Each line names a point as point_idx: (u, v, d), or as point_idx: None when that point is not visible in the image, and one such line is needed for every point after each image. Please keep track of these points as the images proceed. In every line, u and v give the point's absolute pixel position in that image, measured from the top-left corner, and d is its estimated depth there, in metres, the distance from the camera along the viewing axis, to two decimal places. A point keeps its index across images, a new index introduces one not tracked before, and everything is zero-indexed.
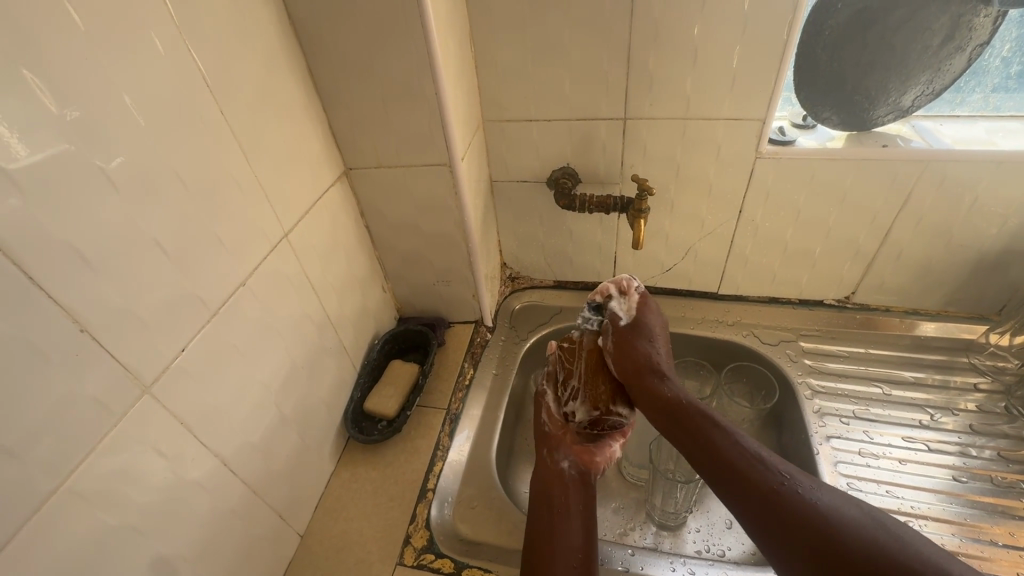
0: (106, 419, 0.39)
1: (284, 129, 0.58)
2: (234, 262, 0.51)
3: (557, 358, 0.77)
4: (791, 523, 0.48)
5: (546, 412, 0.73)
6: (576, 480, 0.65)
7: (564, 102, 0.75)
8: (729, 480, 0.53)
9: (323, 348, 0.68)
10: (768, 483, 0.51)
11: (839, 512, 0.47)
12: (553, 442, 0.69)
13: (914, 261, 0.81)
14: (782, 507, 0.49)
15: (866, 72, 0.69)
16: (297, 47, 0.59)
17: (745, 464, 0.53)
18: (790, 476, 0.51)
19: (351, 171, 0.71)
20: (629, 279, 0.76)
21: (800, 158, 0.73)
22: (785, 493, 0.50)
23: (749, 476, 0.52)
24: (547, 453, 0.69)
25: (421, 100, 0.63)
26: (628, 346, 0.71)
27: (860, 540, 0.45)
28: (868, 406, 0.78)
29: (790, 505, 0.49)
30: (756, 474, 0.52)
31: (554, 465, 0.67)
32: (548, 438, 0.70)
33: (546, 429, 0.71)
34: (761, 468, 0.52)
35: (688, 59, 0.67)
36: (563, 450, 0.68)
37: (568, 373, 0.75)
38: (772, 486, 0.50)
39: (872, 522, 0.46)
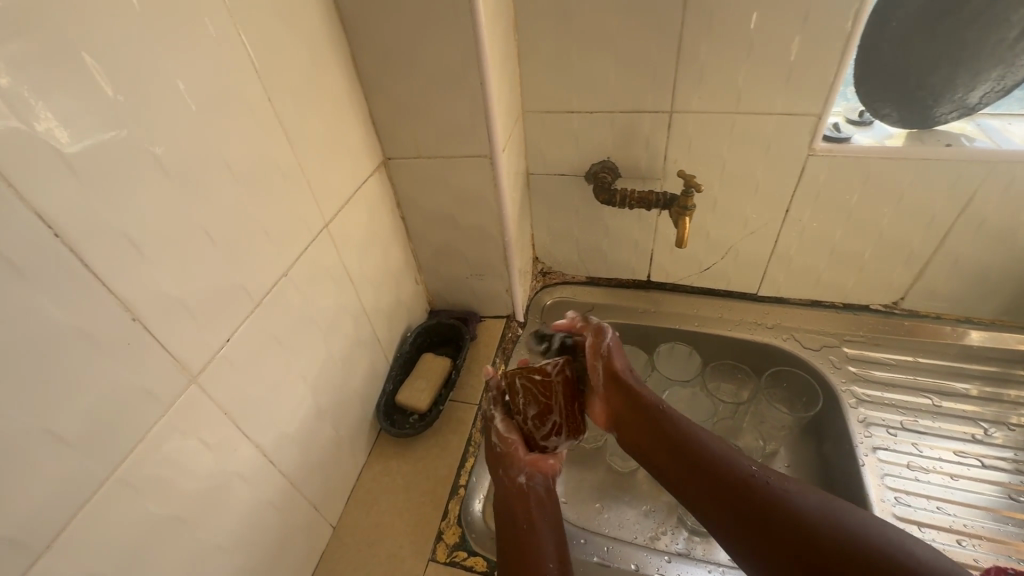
0: (155, 408, 0.39)
1: (328, 119, 0.57)
2: (277, 253, 0.51)
3: (524, 391, 0.62)
4: (761, 514, 0.51)
5: (496, 433, 0.65)
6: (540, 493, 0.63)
7: (608, 95, 0.72)
8: (707, 479, 0.56)
9: (358, 340, 0.68)
10: (741, 479, 0.54)
11: (802, 496, 0.51)
12: (506, 460, 0.63)
13: (971, 268, 0.77)
14: (754, 500, 0.52)
15: (932, 67, 0.65)
16: (342, 35, 0.58)
17: (718, 464, 0.56)
18: (758, 469, 0.55)
19: (389, 161, 0.70)
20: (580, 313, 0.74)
21: (855, 157, 0.70)
22: (755, 486, 0.53)
23: (723, 473, 0.55)
24: (503, 471, 0.64)
25: (464, 90, 0.61)
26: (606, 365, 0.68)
27: (822, 523, 0.47)
28: (916, 417, 0.75)
29: (762, 496, 0.52)
30: (730, 469, 0.55)
31: (515, 483, 0.62)
32: (499, 457, 0.64)
33: (497, 449, 0.64)
34: (733, 465, 0.55)
35: (743, 51, 0.64)
36: (518, 466, 0.63)
37: (543, 407, 0.63)
38: (744, 480, 0.53)
39: (834, 507, 0.49)
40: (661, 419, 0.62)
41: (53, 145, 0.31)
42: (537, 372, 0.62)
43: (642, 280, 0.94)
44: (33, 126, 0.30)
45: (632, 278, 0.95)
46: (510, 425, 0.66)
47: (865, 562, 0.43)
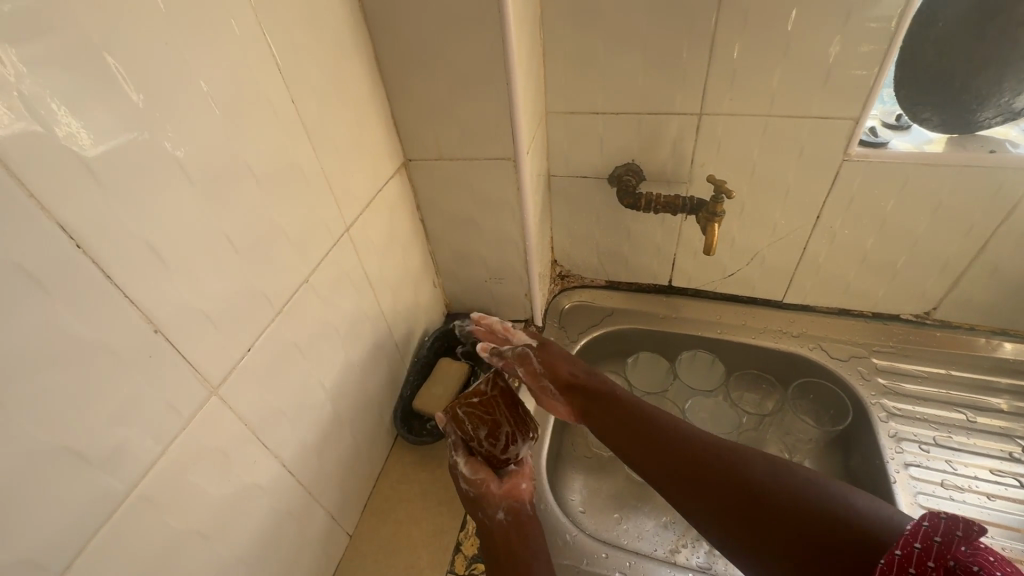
0: (176, 422, 0.38)
1: (350, 121, 0.56)
2: (298, 259, 0.49)
3: (468, 417, 0.61)
4: (713, 487, 0.49)
5: (463, 479, 0.61)
6: (525, 521, 0.60)
7: (636, 96, 0.70)
8: (655, 458, 0.54)
9: (376, 345, 0.66)
10: (689, 452, 0.52)
11: (752, 462, 0.49)
12: (482, 502, 0.60)
13: (1010, 278, 0.74)
14: (704, 473, 0.50)
15: (977, 71, 0.62)
16: (366, 34, 0.57)
17: (664, 440, 0.54)
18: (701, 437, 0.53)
19: (410, 162, 0.69)
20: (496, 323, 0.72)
21: (893, 162, 0.67)
22: (704, 457, 0.51)
23: (672, 450, 0.53)
24: (481, 514, 0.60)
25: (489, 91, 0.59)
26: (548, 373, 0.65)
27: (773, 487, 0.46)
28: (950, 433, 0.73)
29: (712, 468, 0.50)
30: (692, 447, 0.52)
31: (495, 523, 0.58)
32: (474, 501, 0.61)
33: (470, 494, 0.61)
34: (678, 439, 0.54)
35: (779, 52, 0.62)
36: (495, 502, 0.60)
37: (490, 424, 0.61)
38: (692, 453, 0.52)
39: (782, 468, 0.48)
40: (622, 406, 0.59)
41: (75, 150, 0.30)
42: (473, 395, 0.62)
43: (663, 284, 0.92)
44: (54, 131, 0.29)
45: (653, 283, 0.93)
46: (474, 463, 0.62)
47: (819, 525, 0.43)
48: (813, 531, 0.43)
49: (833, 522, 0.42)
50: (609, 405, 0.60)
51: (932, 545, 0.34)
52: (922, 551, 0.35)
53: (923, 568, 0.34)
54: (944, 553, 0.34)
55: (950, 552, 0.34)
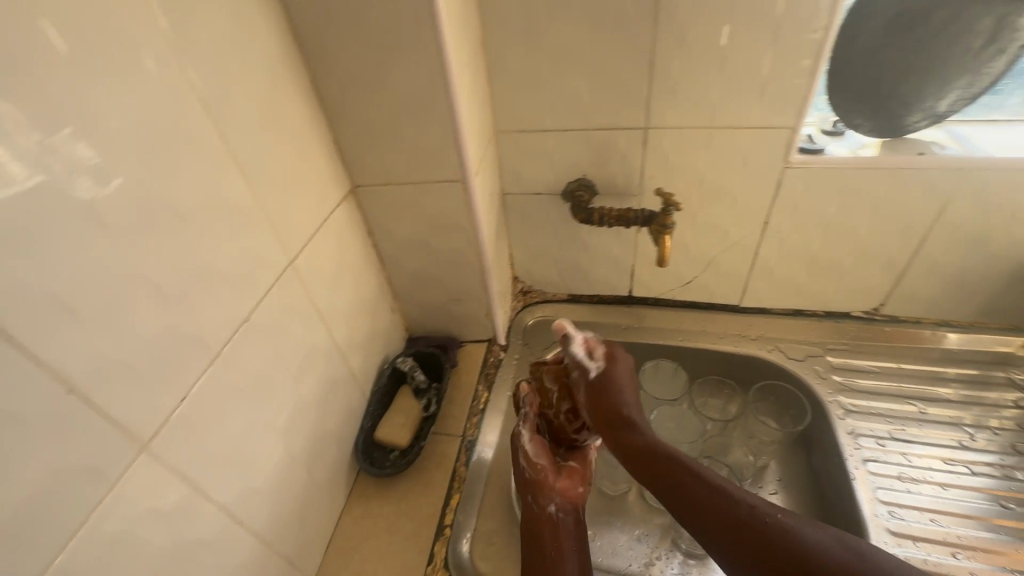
0: (101, 485, 0.35)
1: (289, 150, 0.54)
2: (237, 297, 0.47)
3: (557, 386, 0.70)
4: (765, 560, 0.45)
5: (525, 456, 0.65)
6: (570, 522, 0.61)
7: (582, 113, 0.71)
8: (700, 519, 0.49)
9: (331, 378, 0.64)
10: (739, 517, 0.47)
11: (798, 530, 0.45)
12: (537, 487, 0.63)
13: (948, 273, 0.77)
14: (756, 544, 0.45)
15: (902, 79, 0.65)
16: (301, 61, 0.55)
17: (713, 500, 0.49)
18: (754, 504, 0.48)
19: (358, 188, 0.67)
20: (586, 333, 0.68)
21: (831, 167, 0.70)
22: (755, 526, 0.46)
23: (719, 513, 0.48)
24: (533, 498, 0.62)
25: (432, 115, 0.59)
26: (603, 395, 0.63)
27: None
28: (903, 426, 0.75)
29: (764, 540, 0.45)
30: (724, 504, 0.48)
31: (546, 512, 0.61)
32: (529, 482, 0.63)
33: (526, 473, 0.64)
34: (726, 501, 0.49)
35: (715, 67, 0.64)
36: (550, 493, 0.63)
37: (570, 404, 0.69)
38: (741, 520, 0.47)
39: (848, 551, 0.43)
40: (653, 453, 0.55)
41: None
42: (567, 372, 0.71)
43: (624, 295, 0.93)
44: None
45: (614, 294, 0.93)
46: (539, 447, 0.66)
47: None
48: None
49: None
50: (651, 451, 0.55)
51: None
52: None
53: None
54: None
55: None
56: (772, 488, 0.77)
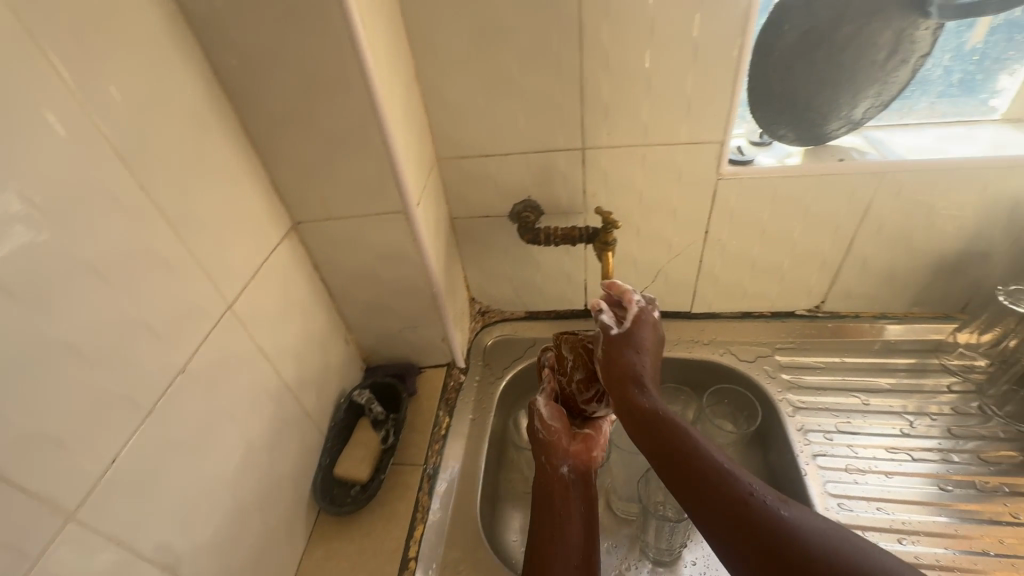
0: (20, 562, 0.34)
1: (220, 194, 0.54)
2: (171, 349, 0.47)
3: (575, 355, 0.72)
4: (756, 536, 0.46)
5: (540, 421, 0.71)
6: (579, 484, 0.67)
7: (520, 137, 0.72)
8: (699, 491, 0.50)
9: (282, 419, 0.63)
10: (740, 496, 0.48)
11: (795, 519, 0.46)
12: (550, 449, 0.69)
13: (879, 268, 0.81)
14: (751, 520, 0.46)
15: (818, 91, 0.69)
16: (228, 104, 0.55)
17: (717, 477, 0.50)
18: (759, 489, 0.49)
19: (300, 225, 0.67)
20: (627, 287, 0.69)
21: (760, 177, 0.73)
22: (755, 505, 0.47)
23: (721, 489, 0.49)
24: (546, 459, 0.69)
25: (367, 149, 0.59)
26: (617, 358, 0.63)
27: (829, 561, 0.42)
28: (849, 418, 0.78)
29: (760, 518, 0.46)
30: (725, 484, 0.49)
31: (557, 472, 0.68)
32: (543, 445, 0.70)
33: (540, 437, 0.70)
34: (731, 480, 0.49)
35: (641, 88, 0.66)
36: (562, 457, 0.68)
37: (588, 373, 0.72)
38: (742, 499, 0.48)
39: (839, 539, 0.44)
40: (662, 425, 0.55)
41: None
42: (590, 342, 0.72)
43: (580, 308, 0.94)
44: None
45: (570, 309, 0.94)
46: (555, 413, 0.72)
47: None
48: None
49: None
50: (661, 422, 0.55)
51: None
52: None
53: None
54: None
55: None
56: None
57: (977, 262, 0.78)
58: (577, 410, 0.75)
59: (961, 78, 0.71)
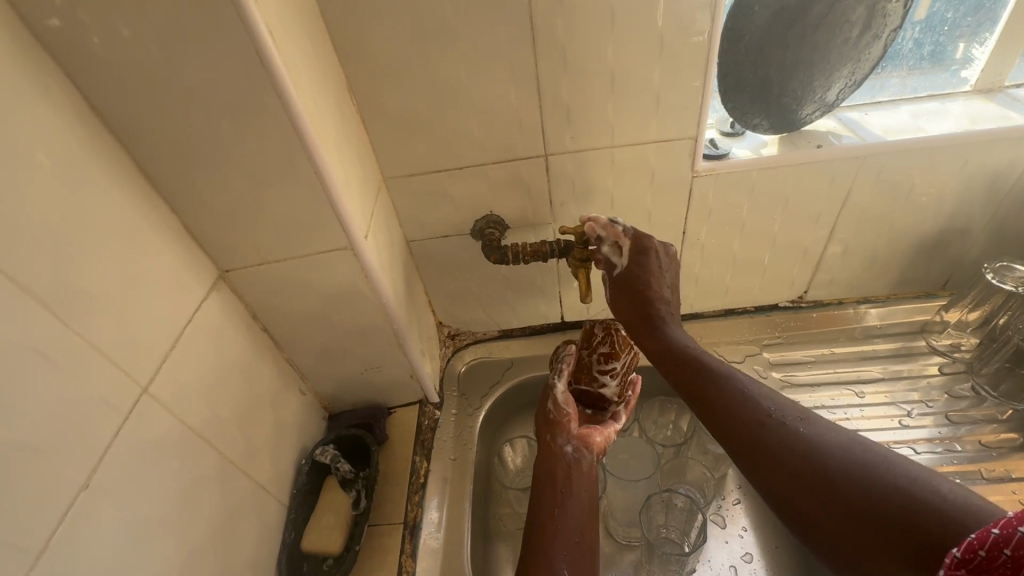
0: None
1: (116, 257, 0.44)
2: (64, 463, 0.38)
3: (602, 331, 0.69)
4: (771, 452, 0.45)
5: (551, 399, 0.67)
6: (580, 466, 0.62)
7: (474, 148, 0.65)
8: (720, 417, 0.51)
9: (232, 504, 0.54)
10: (758, 419, 0.48)
11: (819, 434, 0.44)
12: (556, 427, 0.65)
13: (861, 253, 0.78)
14: (766, 438, 0.46)
15: (790, 75, 0.64)
16: (117, 145, 0.46)
17: (733, 402, 0.50)
18: (781, 410, 0.48)
19: (228, 273, 0.57)
20: (615, 223, 0.62)
21: (737, 171, 0.67)
22: (771, 425, 0.47)
23: (738, 413, 0.49)
24: (547, 441, 0.65)
25: (298, 182, 0.50)
26: (626, 297, 0.63)
27: (845, 465, 0.41)
28: (846, 415, 0.75)
29: (776, 436, 0.46)
30: (745, 411, 0.49)
31: (560, 451, 0.63)
32: (550, 423, 0.66)
33: (550, 415, 0.67)
34: (750, 405, 0.49)
35: (605, 85, 0.59)
36: (566, 435, 0.64)
37: (608, 353, 0.68)
38: (762, 421, 0.48)
39: (861, 445, 0.42)
40: (686, 362, 0.56)
41: None
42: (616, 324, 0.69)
43: (556, 322, 0.87)
44: None
45: (547, 323, 0.87)
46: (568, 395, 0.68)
47: (878, 515, 0.37)
48: (876, 515, 0.37)
49: (898, 514, 0.36)
50: (682, 353, 0.57)
51: None
52: (998, 536, 0.28)
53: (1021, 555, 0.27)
54: None
55: None
56: (735, 497, 0.76)
57: (958, 239, 0.76)
58: (586, 398, 0.70)
59: (932, 50, 0.69)
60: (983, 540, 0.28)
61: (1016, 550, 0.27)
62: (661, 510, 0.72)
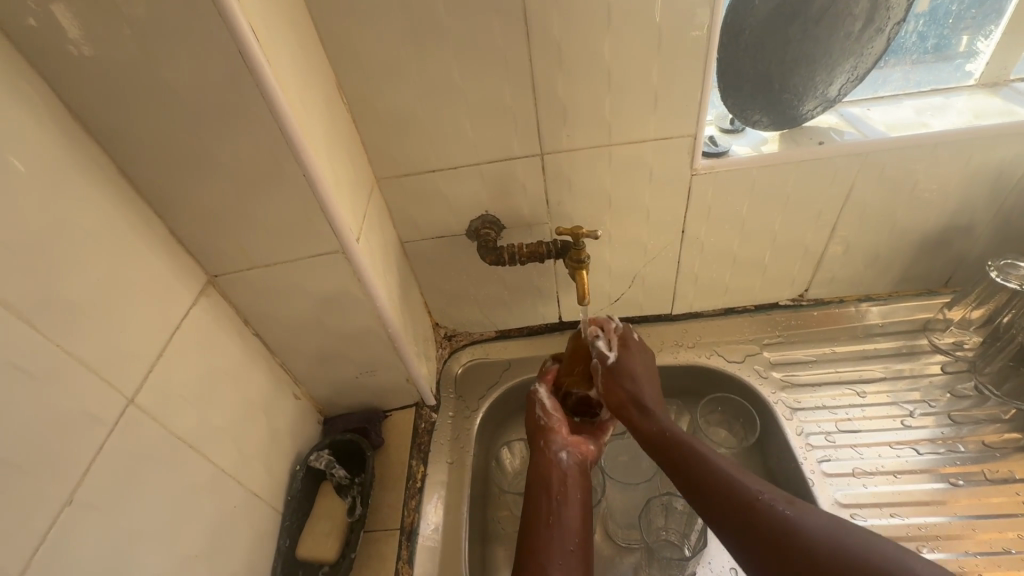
0: None
1: (100, 266, 0.43)
2: (46, 480, 0.37)
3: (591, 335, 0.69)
4: (772, 543, 0.46)
5: (540, 406, 0.66)
6: (576, 473, 0.61)
7: (468, 147, 0.63)
8: (710, 500, 0.51)
9: (225, 514, 0.54)
10: (749, 502, 0.49)
11: (800, 518, 0.47)
12: (548, 433, 0.64)
13: (863, 251, 0.77)
14: (764, 528, 0.47)
15: (791, 70, 0.63)
16: (97, 148, 0.44)
17: (724, 484, 0.51)
18: (764, 491, 0.50)
19: (218, 278, 0.56)
20: (609, 321, 0.66)
21: (737, 169, 0.66)
22: (762, 510, 0.48)
23: (731, 497, 0.50)
24: (541, 449, 0.63)
25: (286, 185, 0.49)
26: (612, 385, 0.62)
27: (835, 555, 0.44)
28: (848, 415, 0.74)
29: (773, 525, 0.47)
30: (734, 492, 0.50)
31: (555, 457, 0.62)
32: (541, 430, 0.65)
33: (541, 423, 0.65)
34: (737, 486, 0.50)
35: (602, 83, 0.58)
36: (559, 442, 0.63)
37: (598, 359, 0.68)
38: (752, 505, 0.49)
39: (846, 535, 0.45)
40: (673, 441, 0.56)
41: None
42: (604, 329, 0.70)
43: (554, 322, 0.86)
44: None
45: (544, 323, 0.86)
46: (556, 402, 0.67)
47: None
48: None
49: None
50: (668, 435, 0.56)
51: None
52: None
53: None
54: None
55: None
56: None
57: (961, 236, 0.75)
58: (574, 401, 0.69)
59: (936, 44, 0.67)
60: None
61: None
62: (662, 511, 0.71)
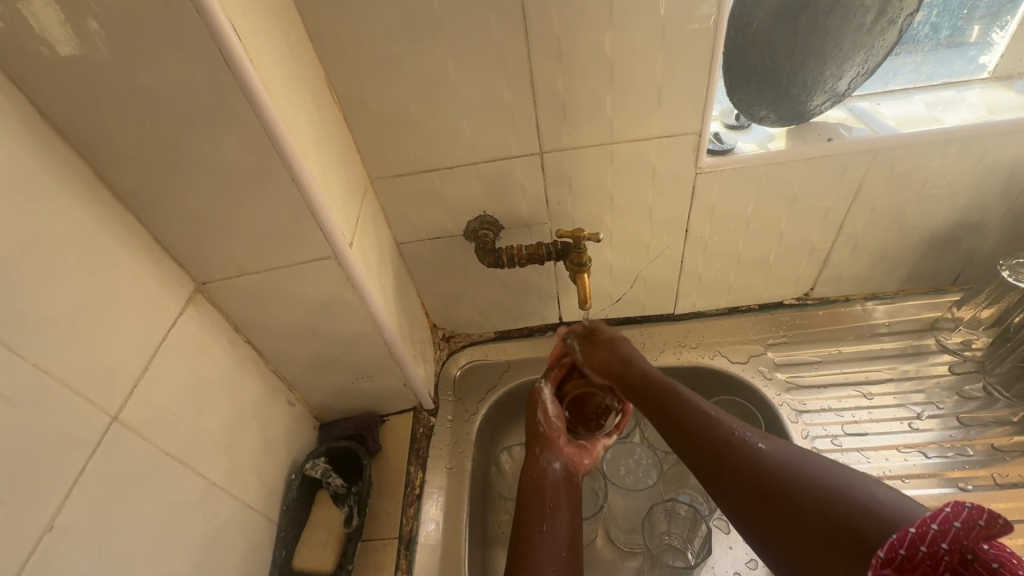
0: None
1: (79, 278, 0.41)
2: (23, 506, 0.35)
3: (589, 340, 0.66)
4: (732, 469, 0.45)
5: (541, 411, 0.64)
6: (568, 485, 0.59)
7: (465, 147, 0.61)
8: (686, 441, 0.50)
9: (217, 528, 0.52)
10: (721, 439, 0.47)
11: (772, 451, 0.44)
12: (545, 442, 0.62)
13: (870, 249, 0.75)
14: (730, 457, 0.45)
15: (800, 64, 0.60)
16: (73, 153, 0.42)
17: (698, 425, 0.50)
18: (739, 430, 0.48)
19: (206, 285, 0.54)
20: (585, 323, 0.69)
21: (743, 167, 0.64)
22: (734, 445, 0.46)
23: (704, 436, 0.48)
24: (534, 456, 0.61)
25: (274, 190, 0.47)
26: (596, 354, 0.64)
27: (800, 480, 0.41)
28: (854, 417, 0.73)
29: (740, 454, 0.45)
30: (705, 430, 0.49)
31: (550, 468, 0.59)
32: (539, 437, 0.62)
33: (540, 427, 0.63)
34: (712, 424, 0.49)
35: (604, 79, 0.56)
36: (555, 451, 0.61)
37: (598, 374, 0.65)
38: (723, 439, 0.47)
39: (810, 462, 0.42)
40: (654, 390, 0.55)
41: None
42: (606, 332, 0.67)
43: (555, 322, 0.84)
44: None
45: (544, 324, 0.84)
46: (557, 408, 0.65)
47: (835, 528, 0.36)
48: (830, 528, 0.37)
49: (841, 523, 0.36)
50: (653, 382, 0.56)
51: (951, 529, 0.30)
52: (915, 535, 0.31)
53: (936, 548, 0.31)
54: (962, 539, 0.30)
55: (951, 538, 0.30)
56: None
57: (971, 234, 0.73)
58: (576, 411, 0.66)
59: (948, 35, 0.66)
60: (902, 539, 0.31)
61: (945, 542, 0.30)
62: (666, 517, 0.71)
